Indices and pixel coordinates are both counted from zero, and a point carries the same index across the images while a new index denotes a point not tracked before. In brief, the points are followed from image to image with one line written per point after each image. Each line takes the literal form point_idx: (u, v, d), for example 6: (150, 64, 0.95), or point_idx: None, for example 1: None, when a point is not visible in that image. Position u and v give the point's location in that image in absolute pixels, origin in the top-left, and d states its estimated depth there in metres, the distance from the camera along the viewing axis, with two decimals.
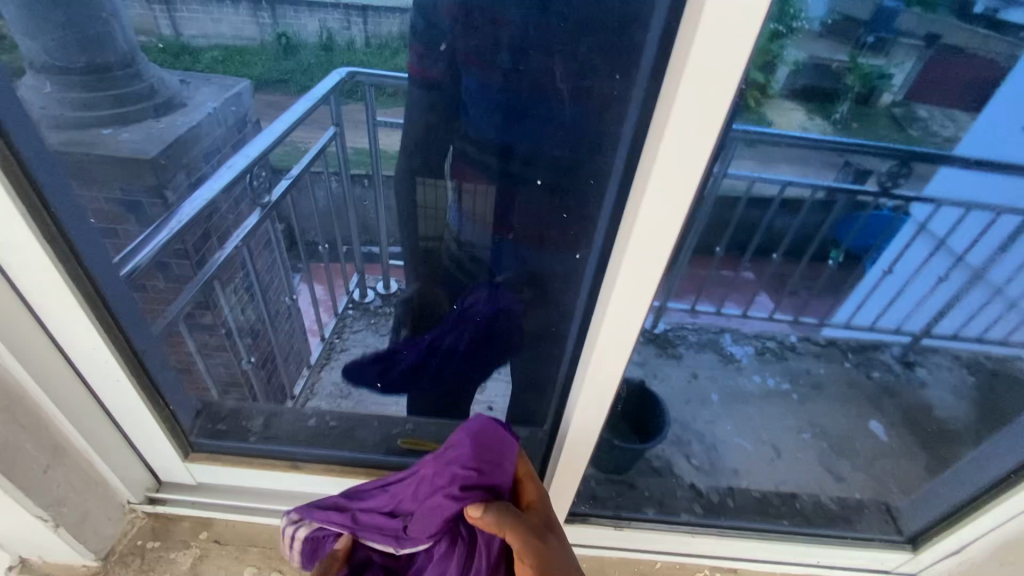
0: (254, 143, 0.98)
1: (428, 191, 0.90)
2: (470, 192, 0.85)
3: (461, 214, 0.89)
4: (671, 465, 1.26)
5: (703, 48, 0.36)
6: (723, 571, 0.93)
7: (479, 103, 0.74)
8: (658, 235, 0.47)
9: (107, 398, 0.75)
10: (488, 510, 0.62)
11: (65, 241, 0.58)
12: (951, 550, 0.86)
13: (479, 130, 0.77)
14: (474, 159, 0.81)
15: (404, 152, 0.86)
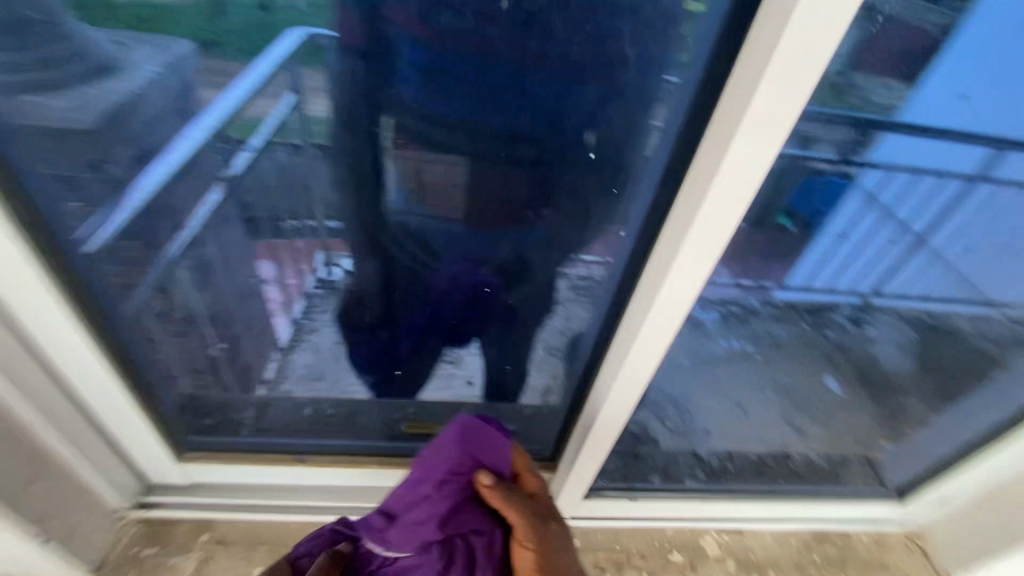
0: (216, 110, 0.64)
1: (362, 156, 0.72)
2: (429, 171, 0.74)
3: (407, 199, 0.78)
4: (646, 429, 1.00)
5: (793, 36, 0.39)
6: (729, 532, 0.97)
7: (421, 74, 0.65)
8: (727, 201, 0.48)
9: (90, 393, 0.69)
10: (496, 488, 0.63)
11: None
12: (936, 497, 0.95)
13: (449, 107, 0.67)
14: (432, 141, 0.70)
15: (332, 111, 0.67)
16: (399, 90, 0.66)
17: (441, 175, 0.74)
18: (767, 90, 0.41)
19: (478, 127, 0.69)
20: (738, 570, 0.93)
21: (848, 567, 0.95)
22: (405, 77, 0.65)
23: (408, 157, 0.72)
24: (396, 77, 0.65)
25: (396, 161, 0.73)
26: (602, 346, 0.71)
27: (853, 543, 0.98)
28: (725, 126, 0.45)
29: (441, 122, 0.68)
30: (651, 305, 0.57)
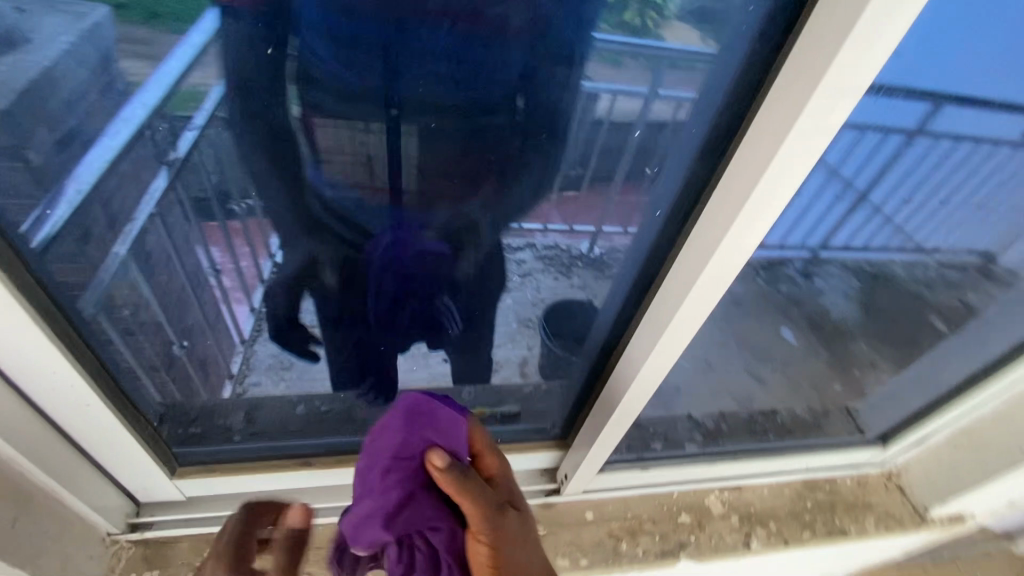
0: (146, 90, 0.53)
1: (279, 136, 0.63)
2: (350, 145, 0.65)
3: (329, 176, 0.68)
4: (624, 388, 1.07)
5: (852, 44, 0.36)
6: (729, 490, 1.01)
7: (330, 35, 0.55)
8: (775, 193, 0.45)
9: (72, 425, 0.62)
10: (448, 469, 0.55)
11: None
12: (914, 441, 1.04)
13: (371, 72, 0.58)
14: (347, 112, 0.61)
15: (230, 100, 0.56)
16: (303, 56, 0.56)
17: (366, 149, 0.65)
18: (825, 87, 0.39)
19: (410, 98, 0.60)
20: (742, 524, 0.98)
21: (837, 511, 1.03)
22: (305, 35, 0.55)
23: (313, 126, 0.62)
24: (291, 33, 0.55)
25: (309, 134, 0.63)
26: (625, 326, 0.71)
27: (840, 488, 1.05)
28: (779, 116, 0.42)
29: (360, 90, 0.59)
30: (688, 295, 0.55)
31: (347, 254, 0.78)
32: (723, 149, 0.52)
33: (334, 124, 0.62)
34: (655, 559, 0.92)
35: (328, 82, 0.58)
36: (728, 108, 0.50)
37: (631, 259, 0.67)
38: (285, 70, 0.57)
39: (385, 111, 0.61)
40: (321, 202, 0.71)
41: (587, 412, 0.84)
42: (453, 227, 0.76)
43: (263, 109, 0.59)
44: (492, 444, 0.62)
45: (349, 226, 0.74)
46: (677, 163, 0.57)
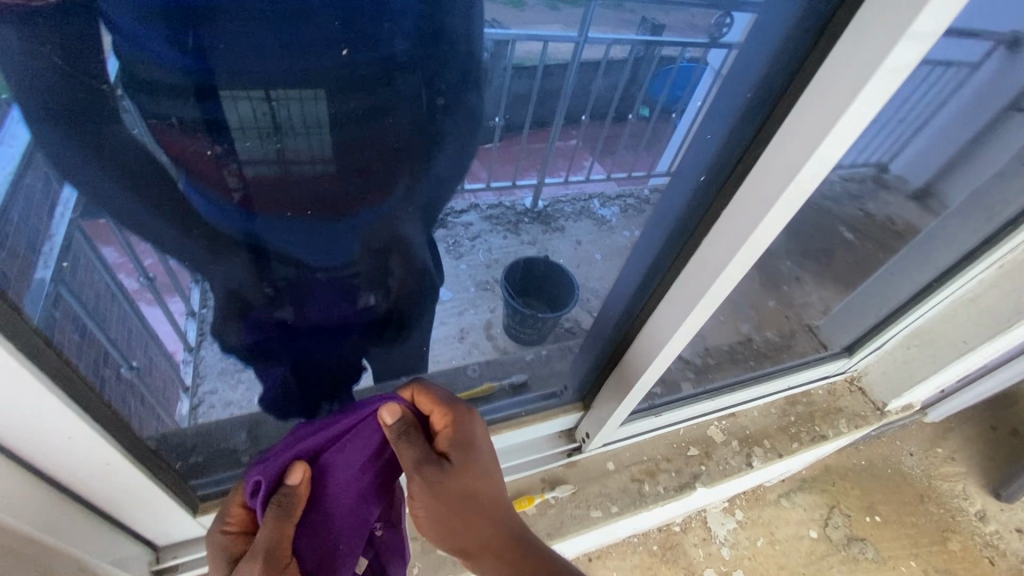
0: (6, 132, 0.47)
1: (177, 142, 0.55)
2: (226, 147, 0.57)
3: (211, 201, 0.60)
4: (580, 321, 1.27)
5: (916, 39, 0.38)
6: (725, 419, 1.12)
7: (150, 32, 0.47)
8: (817, 170, 0.49)
9: (91, 486, 0.55)
10: (393, 424, 0.57)
11: (7, 309, 0.38)
12: (873, 347, 1.18)
13: (231, 59, 0.50)
14: (220, 116, 0.54)
15: (75, 101, 0.47)
16: (136, 55, 0.48)
17: (254, 149, 0.59)
18: (880, 78, 0.41)
19: (306, 79, 0.54)
20: (742, 447, 1.10)
21: (815, 419, 1.19)
22: (114, 24, 0.46)
23: (226, 124, 0.55)
24: (99, 27, 0.46)
25: (166, 151, 0.55)
26: (654, 286, 0.72)
27: (815, 399, 1.22)
28: (826, 98, 0.44)
29: (234, 81, 0.52)
30: (729, 262, 0.59)
31: (273, 281, 0.71)
32: (769, 111, 0.51)
33: (208, 142, 0.56)
34: (675, 492, 1.02)
35: (156, 83, 0.50)
36: (778, 69, 0.49)
37: (668, 212, 0.67)
38: (105, 78, 0.48)
39: (268, 104, 0.55)
40: (212, 234, 0.63)
41: (608, 371, 0.87)
42: (393, 220, 0.71)
43: (93, 136, 0.50)
44: (443, 397, 0.61)
45: (281, 260, 0.69)
46: (721, 119, 0.57)
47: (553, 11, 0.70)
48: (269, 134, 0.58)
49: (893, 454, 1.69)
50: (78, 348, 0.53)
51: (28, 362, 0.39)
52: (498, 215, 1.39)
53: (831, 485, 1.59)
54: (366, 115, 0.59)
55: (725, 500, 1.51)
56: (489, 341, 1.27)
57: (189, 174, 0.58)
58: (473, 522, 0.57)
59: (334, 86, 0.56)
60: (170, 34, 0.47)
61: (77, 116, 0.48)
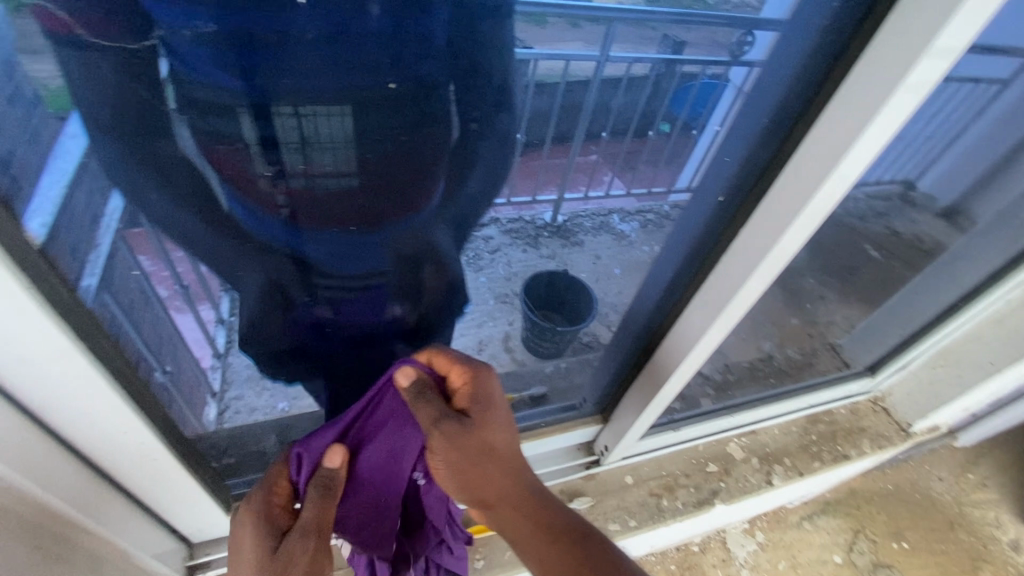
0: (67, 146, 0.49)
1: (233, 161, 0.59)
2: (277, 167, 0.61)
3: (260, 217, 0.65)
4: (598, 335, 1.31)
5: (925, 64, 0.40)
6: (745, 436, 1.12)
7: (209, 60, 0.50)
8: (834, 189, 0.51)
9: (139, 481, 0.59)
10: (411, 385, 0.59)
11: (83, 310, 0.42)
12: (898, 367, 1.19)
13: (292, 80, 0.54)
14: (273, 134, 0.58)
15: (137, 119, 0.52)
16: (189, 81, 0.51)
17: (302, 168, 0.62)
18: (894, 101, 0.43)
19: (356, 99, 0.57)
20: (762, 464, 1.10)
21: (837, 438, 1.18)
22: (172, 48, 0.49)
23: (278, 144, 0.59)
24: (155, 50, 0.49)
25: (219, 170, 0.59)
26: (674, 302, 0.74)
27: (838, 418, 1.22)
28: (843, 122, 0.47)
29: (288, 102, 0.55)
30: (749, 278, 0.61)
31: (314, 293, 0.76)
32: (789, 132, 0.53)
33: (262, 161, 0.60)
34: (693, 508, 1.02)
35: (214, 103, 0.53)
36: (795, 93, 0.51)
37: (687, 232, 0.69)
38: (160, 96, 0.52)
39: (322, 121, 0.58)
40: (263, 245, 0.68)
41: (627, 386, 0.88)
42: (417, 235, 0.74)
43: (144, 145, 0.55)
44: (459, 356, 0.62)
45: (322, 274, 0.73)
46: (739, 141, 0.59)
47: (576, 28, 0.70)
48: (317, 154, 0.61)
49: (921, 479, 1.64)
50: (136, 351, 0.57)
51: (93, 360, 0.43)
52: (517, 229, 1.37)
53: (856, 509, 1.56)
54: (406, 132, 0.62)
55: (745, 521, 1.49)
56: (508, 353, 1.33)
57: (240, 193, 0.62)
58: (491, 471, 0.60)
59: (377, 108, 0.59)
60: (226, 62, 0.51)
61: (127, 125, 0.52)
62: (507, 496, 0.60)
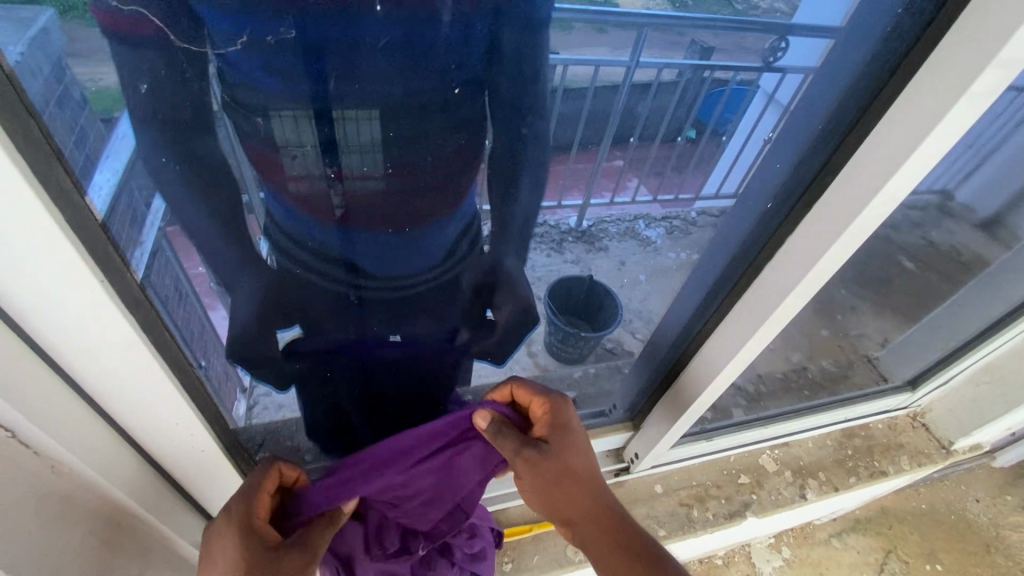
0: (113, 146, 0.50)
1: (290, 163, 0.61)
2: (335, 170, 0.63)
3: (317, 220, 0.66)
4: (624, 341, 1.30)
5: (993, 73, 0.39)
6: (778, 448, 1.10)
7: (270, 67, 0.52)
8: (887, 199, 0.50)
9: (186, 474, 0.60)
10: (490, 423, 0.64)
11: (149, 305, 0.43)
12: (940, 382, 1.16)
13: (355, 85, 0.55)
14: (333, 138, 0.59)
15: (188, 117, 0.53)
16: (242, 84, 0.53)
17: (361, 169, 0.63)
18: (957, 110, 0.42)
19: (415, 105, 0.59)
20: (795, 478, 1.07)
21: (873, 454, 1.15)
22: (227, 56, 0.51)
23: (337, 146, 0.60)
24: (208, 58, 0.51)
25: (269, 172, 0.61)
26: (712, 310, 0.73)
27: (874, 433, 1.19)
28: (901, 132, 0.46)
29: (346, 104, 0.57)
30: (794, 287, 0.60)
31: (361, 295, 0.76)
32: (839, 142, 0.53)
33: (322, 163, 0.62)
34: (724, 520, 1.00)
35: (277, 108, 0.55)
36: (849, 101, 0.51)
37: (731, 238, 0.68)
38: (208, 100, 0.53)
39: (384, 126, 0.59)
40: (319, 249, 0.69)
41: (660, 393, 0.88)
42: (461, 230, 0.75)
43: (191, 143, 0.55)
44: (538, 388, 0.66)
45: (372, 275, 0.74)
46: (788, 149, 0.58)
47: (600, 33, 0.68)
48: (375, 154, 0.62)
49: (957, 500, 1.59)
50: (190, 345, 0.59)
51: (155, 354, 0.44)
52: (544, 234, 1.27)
53: (887, 528, 1.51)
54: (458, 136, 0.64)
55: (771, 536, 1.45)
56: (530, 357, 1.26)
57: (297, 197, 0.64)
58: (574, 492, 0.63)
59: (433, 113, 0.60)
60: (280, 66, 0.52)
61: (184, 124, 0.53)
62: (588, 514, 0.62)
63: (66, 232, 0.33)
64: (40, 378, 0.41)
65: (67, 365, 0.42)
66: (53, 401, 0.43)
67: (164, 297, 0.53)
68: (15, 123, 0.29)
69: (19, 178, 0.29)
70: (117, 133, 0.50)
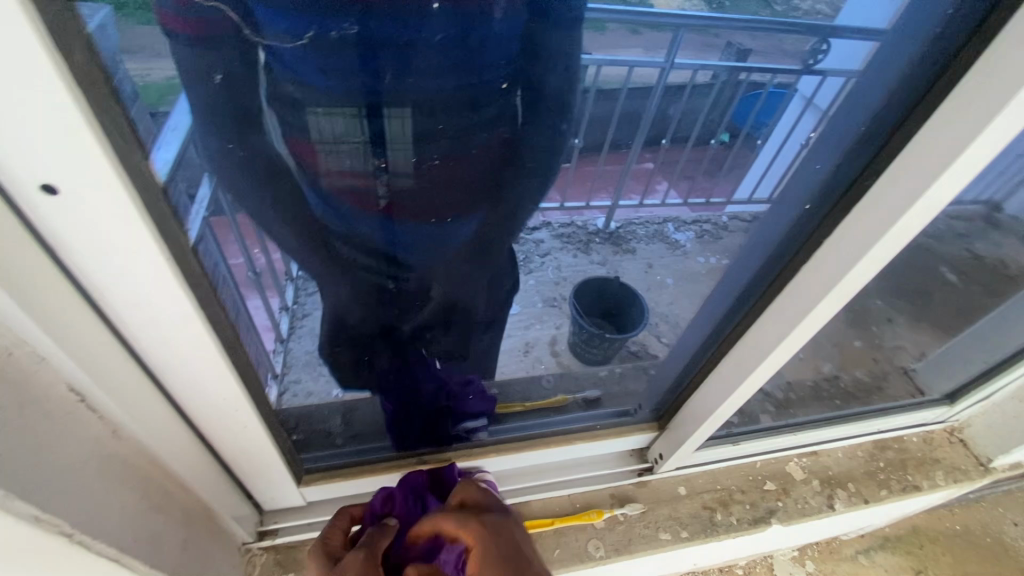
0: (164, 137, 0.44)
1: (335, 155, 0.64)
2: (383, 161, 0.65)
3: (357, 213, 0.69)
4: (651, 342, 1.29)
5: None
6: (806, 456, 1.08)
7: (318, 65, 0.54)
8: (931, 205, 0.49)
9: (229, 449, 0.63)
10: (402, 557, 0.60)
11: (208, 284, 0.46)
12: (982, 397, 1.09)
13: (407, 81, 0.58)
14: (382, 133, 0.62)
15: (240, 107, 0.55)
16: (297, 80, 0.55)
17: (404, 163, 0.66)
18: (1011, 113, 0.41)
19: (461, 102, 0.61)
20: (823, 487, 1.06)
21: (907, 467, 1.12)
22: (276, 53, 0.52)
23: (383, 139, 0.63)
24: (256, 49, 0.52)
25: (310, 165, 0.64)
26: (745, 312, 0.73)
27: (908, 447, 1.15)
28: (950, 135, 0.45)
29: (399, 101, 0.59)
30: (831, 291, 0.59)
31: (398, 284, 0.81)
32: (881, 146, 0.52)
33: (370, 154, 0.65)
34: (749, 525, 0.99)
35: (332, 106, 0.58)
36: (897, 100, 0.51)
37: (767, 236, 0.69)
38: (253, 92, 0.55)
39: (433, 122, 0.62)
40: (364, 240, 0.72)
41: (687, 395, 0.87)
42: (498, 220, 0.77)
43: (241, 135, 0.57)
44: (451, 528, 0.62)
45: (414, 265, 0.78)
46: (830, 150, 0.59)
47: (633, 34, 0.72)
48: (419, 149, 0.64)
49: (993, 523, 1.53)
50: (240, 322, 0.62)
51: (209, 332, 0.46)
52: (568, 234, 1.40)
53: (918, 547, 1.46)
54: (500, 129, 0.66)
55: (795, 548, 1.42)
56: (554, 357, 1.23)
57: (346, 191, 0.67)
58: None
59: (479, 107, 0.62)
60: (330, 64, 0.54)
61: (231, 118, 0.55)
62: None
63: (138, 209, 0.35)
64: (109, 350, 0.44)
65: (131, 336, 0.45)
66: (121, 371, 0.46)
67: (219, 278, 0.56)
68: (102, 104, 0.31)
69: (104, 161, 0.32)
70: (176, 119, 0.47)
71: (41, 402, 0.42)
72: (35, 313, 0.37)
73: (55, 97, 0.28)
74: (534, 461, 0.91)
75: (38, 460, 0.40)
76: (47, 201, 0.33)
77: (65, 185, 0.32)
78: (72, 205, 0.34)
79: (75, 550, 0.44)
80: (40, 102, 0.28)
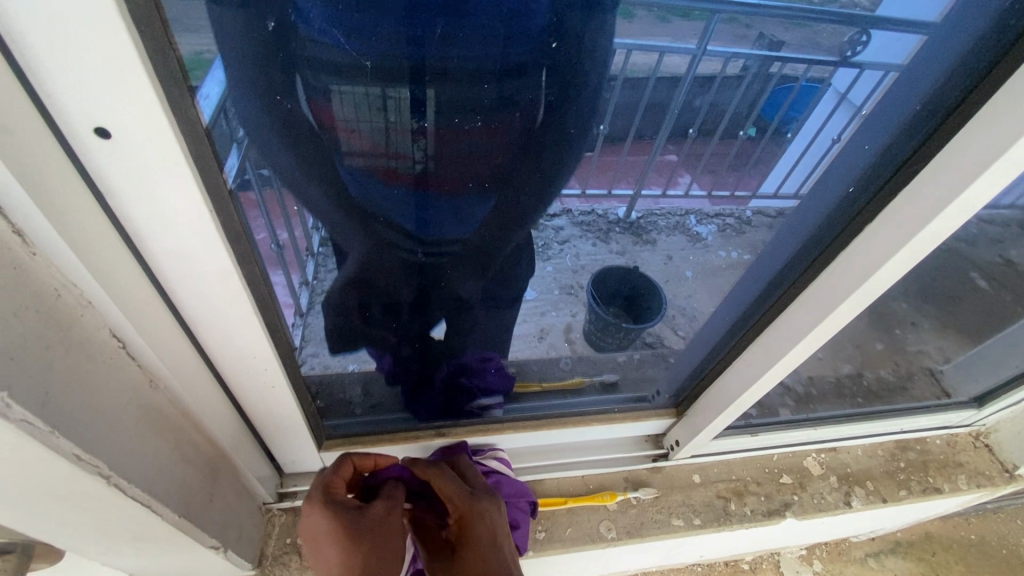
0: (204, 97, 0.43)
1: (369, 120, 0.63)
2: (420, 127, 0.65)
3: (383, 184, 0.71)
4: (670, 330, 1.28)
5: None
6: (825, 452, 1.07)
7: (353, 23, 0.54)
8: (979, 196, 0.47)
9: (255, 407, 0.64)
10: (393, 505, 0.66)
11: (246, 240, 0.46)
12: (1011, 402, 1.08)
13: (451, 45, 0.58)
14: (422, 99, 0.62)
15: (279, 65, 0.54)
16: (335, 40, 0.54)
17: (439, 130, 0.66)
18: None
19: (506, 69, 0.61)
20: (841, 484, 1.05)
21: (928, 469, 1.11)
22: (303, 11, 0.51)
23: (422, 104, 0.63)
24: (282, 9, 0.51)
25: (339, 129, 0.63)
26: (771, 298, 0.72)
27: (930, 448, 1.14)
28: (1007, 123, 0.43)
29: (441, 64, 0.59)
30: (865, 282, 0.57)
31: (424, 259, 0.82)
32: (938, 125, 0.50)
33: (408, 119, 0.64)
34: (762, 517, 0.99)
35: (375, 67, 0.58)
36: (957, 78, 0.48)
37: (801, 225, 0.67)
38: (285, 50, 0.54)
39: (475, 90, 0.62)
40: (390, 207, 0.73)
41: (707, 384, 0.86)
42: (524, 193, 0.76)
43: (284, 91, 0.57)
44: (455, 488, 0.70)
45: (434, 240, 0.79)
46: (880, 131, 0.57)
47: (662, 22, 0.68)
48: (454, 117, 0.64)
49: (1010, 533, 1.50)
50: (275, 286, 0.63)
51: (246, 287, 0.47)
52: (590, 222, 1.20)
53: (930, 554, 1.44)
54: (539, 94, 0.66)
55: (804, 547, 1.40)
56: (568, 345, 1.20)
57: (380, 159, 0.68)
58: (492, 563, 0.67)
59: (522, 74, 0.63)
60: (367, 21, 0.54)
61: (278, 79, 0.55)
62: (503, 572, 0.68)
63: (185, 159, 0.36)
64: (149, 300, 0.45)
65: (171, 287, 0.45)
66: (158, 321, 0.47)
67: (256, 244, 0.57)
68: (155, 49, 0.31)
69: (148, 107, 0.32)
70: (209, 83, 0.45)
71: (86, 347, 0.43)
72: (83, 256, 0.38)
73: (106, 36, 0.28)
74: (552, 439, 0.91)
75: (83, 404, 0.42)
76: (99, 143, 0.34)
77: (112, 129, 0.33)
78: (120, 150, 0.34)
79: (111, 493, 0.45)
80: (92, 41, 0.29)
